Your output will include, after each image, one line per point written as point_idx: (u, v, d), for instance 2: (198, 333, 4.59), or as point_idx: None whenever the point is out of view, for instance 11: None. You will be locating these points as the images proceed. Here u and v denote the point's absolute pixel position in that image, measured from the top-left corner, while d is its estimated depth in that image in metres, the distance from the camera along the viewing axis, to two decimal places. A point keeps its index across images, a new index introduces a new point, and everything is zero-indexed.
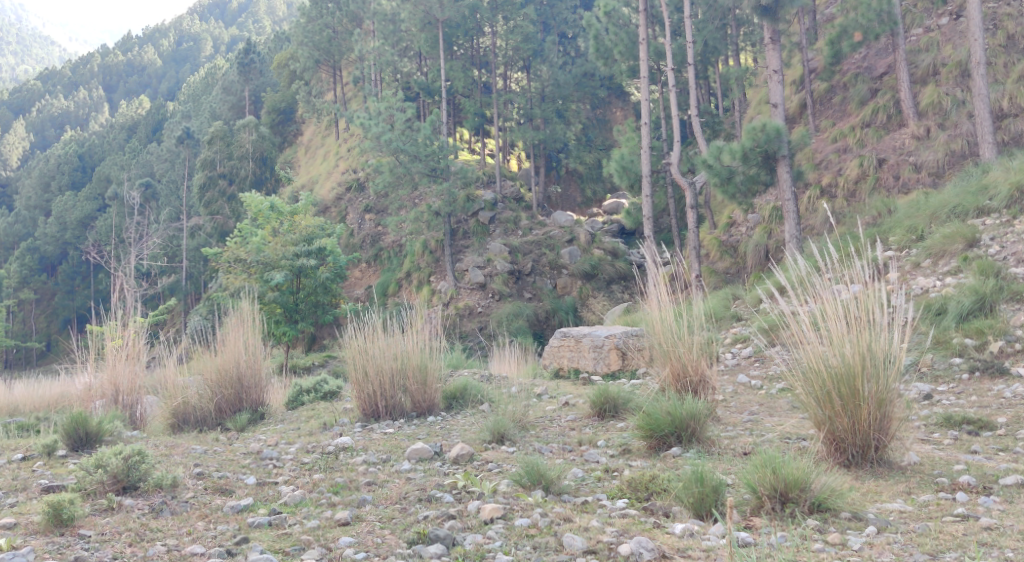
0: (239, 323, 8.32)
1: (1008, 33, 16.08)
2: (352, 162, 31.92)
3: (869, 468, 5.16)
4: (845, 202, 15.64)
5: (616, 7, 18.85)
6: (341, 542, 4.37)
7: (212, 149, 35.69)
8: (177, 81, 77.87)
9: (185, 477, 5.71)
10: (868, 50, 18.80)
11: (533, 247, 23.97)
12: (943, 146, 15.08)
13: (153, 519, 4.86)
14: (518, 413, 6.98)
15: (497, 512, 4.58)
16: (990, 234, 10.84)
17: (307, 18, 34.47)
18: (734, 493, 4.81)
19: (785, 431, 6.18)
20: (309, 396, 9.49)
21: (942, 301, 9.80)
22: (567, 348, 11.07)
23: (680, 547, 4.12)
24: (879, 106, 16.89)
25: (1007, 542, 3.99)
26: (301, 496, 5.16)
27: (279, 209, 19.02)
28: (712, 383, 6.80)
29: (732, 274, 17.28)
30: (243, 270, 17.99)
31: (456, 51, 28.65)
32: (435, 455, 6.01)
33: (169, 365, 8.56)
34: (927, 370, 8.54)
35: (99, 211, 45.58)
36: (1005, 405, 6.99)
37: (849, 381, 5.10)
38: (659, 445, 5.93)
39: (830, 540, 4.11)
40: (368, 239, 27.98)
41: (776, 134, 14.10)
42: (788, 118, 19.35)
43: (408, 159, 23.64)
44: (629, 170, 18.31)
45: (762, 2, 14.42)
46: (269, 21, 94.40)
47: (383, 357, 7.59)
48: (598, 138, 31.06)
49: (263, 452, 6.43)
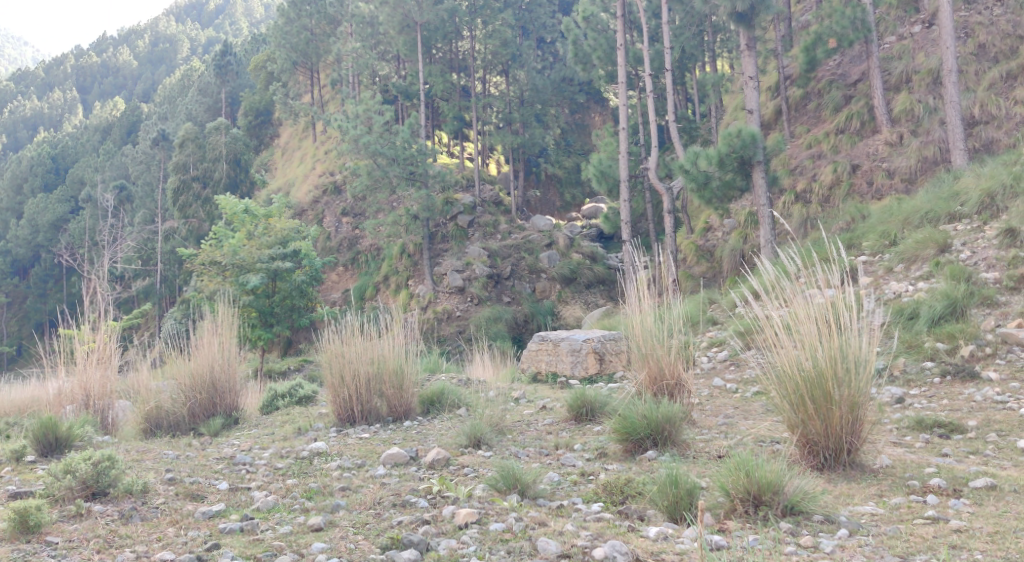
0: (215, 327, 8.26)
1: (979, 42, 16.33)
2: (330, 164, 31.78)
3: (841, 471, 5.22)
4: (819, 208, 15.81)
5: (595, 12, 18.95)
6: (315, 547, 4.33)
7: (185, 152, 35.51)
8: (152, 82, 77.00)
9: (156, 483, 5.63)
10: (842, 57, 19.03)
11: (512, 251, 24.03)
12: (916, 152, 15.29)
13: (124, 526, 4.80)
14: (495, 417, 6.96)
15: (471, 516, 4.57)
16: (962, 240, 10.97)
17: (283, 19, 33.97)
18: (709, 496, 4.82)
19: (760, 435, 6.24)
20: (284, 400, 9.41)
21: (914, 306, 9.89)
22: (545, 352, 11.07)
23: (653, 550, 4.13)
24: (853, 113, 17.01)
25: (976, 545, 4.03)
26: (275, 501, 5.12)
27: (254, 212, 18.91)
28: (687, 387, 6.83)
29: (708, 278, 17.41)
30: (217, 273, 17.79)
31: (434, 55, 28.48)
32: (411, 460, 5.98)
33: (142, 370, 8.47)
34: (899, 374, 8.61)
35: (72, 212, 45.09)
36: (976, 409, 7.08)
37: (821, 385, 5.14)
38: (634, 449, 5.95)
39: (803, 542, 4.14)
40: (345, 242, 27.89)
41: (751, 140, 14.24)
42: (763, 124, 19.51)
43: (386, 162, 23.58)
44: (608, 175, 18.33)
45: (737, 8, 14.50)
46: (244, 22, 93.95)
47: (359, 360, 7.55)
48: (577, 143, 31.17)
49: (236, 458, 6.37)
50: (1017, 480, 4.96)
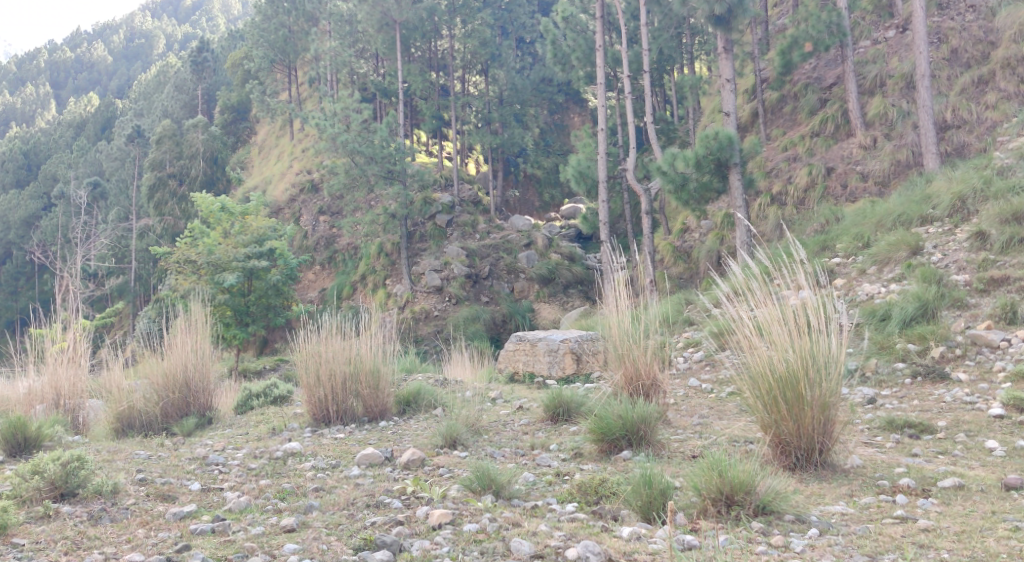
0: (188, 327, 8.19)
1: (952, 47, 16.53)
2: (308, 162, 31.61)
3: (813, 471, 5.27)
4: (794, 210, 15.97)
5: (574, 13, 18.99)
6: (287, 548, 4.31)
7: (161, 150, 35.20)
8: (127, 77, 75.85)
9: (127, 483, 5.56)
10: (818, 61, 19.15)
11: (490, 250, 24.04)
12: (890, 155, 15.46)
13: (92, 527, 4.75)
14: (472, 417, 6.95)
15: (445, 517, 4.56)
16: (933, 242, 11.12)
17: (262, 16, 34.05)
18: (682, 496, 4.85)
19: (734, 435, 6.28)
20: (259, 400, 9.33)
21: (886, 307, 9.96)
22: (522, 353, 11.07)
23: (626, 550, 4.15)
24: (828, 116, 17.17)
25: (943, 544, 4.09)
26: (247, 501, 5.08)
27: (230, 209, 18.59)
28: (663, 387, 6.87)
29: (685, 279, 17.52)
30: (192, 272, 17.65)
31: (414, 53, 28.35)
32: (386, 460, 5.97)
33: (114, 369, 8.37)
34: (871, 375, 8.68)
35: (44, 210, 44.47)
36: (945, 410, 7.19)
37: (793, 386, 5.18)
38: (610, 449, 5.97)
39: (774, 542, 4.18)
40: (322, 240, 27.70)
41: (728, 142, 14.36)
42: (740, 126, 19.65)
43: (364, 161, 23.47)
44: (586, 176, 18.38)
45: (715, 12, 14.59)
46: (222, 19, 93.22)
47: (335, 360, 7.51)
48: (556, 143, 31.19)
49: (209, 458, 6.31)
50: (985, 479, 5.03)
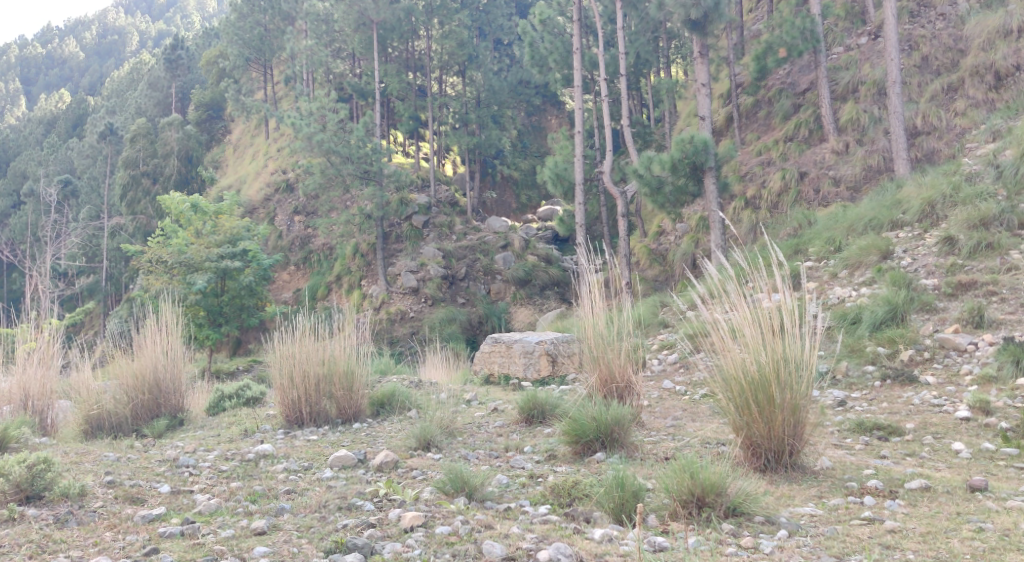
0: (158, 327, 8.10)
1: (923, 54, 16.78)
2: (282, 162, 31.39)
3: (784, 472, 5.32)
4: (768, 214, 16.13)
5: (551, 15, 19.00)
6: (256, 551, 4.28)
7: (135, 148, 34.84)
8: (99, 74, 74.77)
9: (94, 486, 5.48)
10: (792, 66, 19.29)
11: (467, 252, 24.03)
12: (861, 161, 15.66)
13: (58, 530, 4.69)
14: (446, 419, 6.93)
15: (417, 520, 4.54)
16: (903, 247, 11.29)
17: (237, 14, 33.74)
18: (654, 498, 4.87)
19: (707, 437, 6.32)
20: (231, 401, 9.25)
21: (857, 311, 10.09)
22: (498, 354, 11.06)
23: (597, 553, 4.17)
24: (801, 122, 17.38)
25: (908, 545, 4.15)
26: (217, 505, 5.03)
27: (203, 208, 18.46)
28: (637, 389, 6.92)
29: (661, 282, 17.62)
30: (164, 272, 17.49)
31: (391, 53, 28.23)
32: (359, 463, 5.94)
33: (84, 370, 8.26)
34: (841, 378, 8.78)
35: (13, 207, 43.81)
36: (913, 412, 7.28)
37: (765, 389, 5.22)
38: (583, 451, 6.00)
39: (743, 543, 4.22)
40: (297, 240, 27.53)
41: (703, 147, 14.34)
42: (715, 130, 19.80)
43: (340, 161, 23.36)
44: (563, 178, 18.47)
45: (691, 16, 14.70)
46: (197, 16, 92.44)
47: (309, 361, 7.46)
48: (533, 145, 31.26)
49: (179, 460, 6.24)
50: (951, 481, 5.12)
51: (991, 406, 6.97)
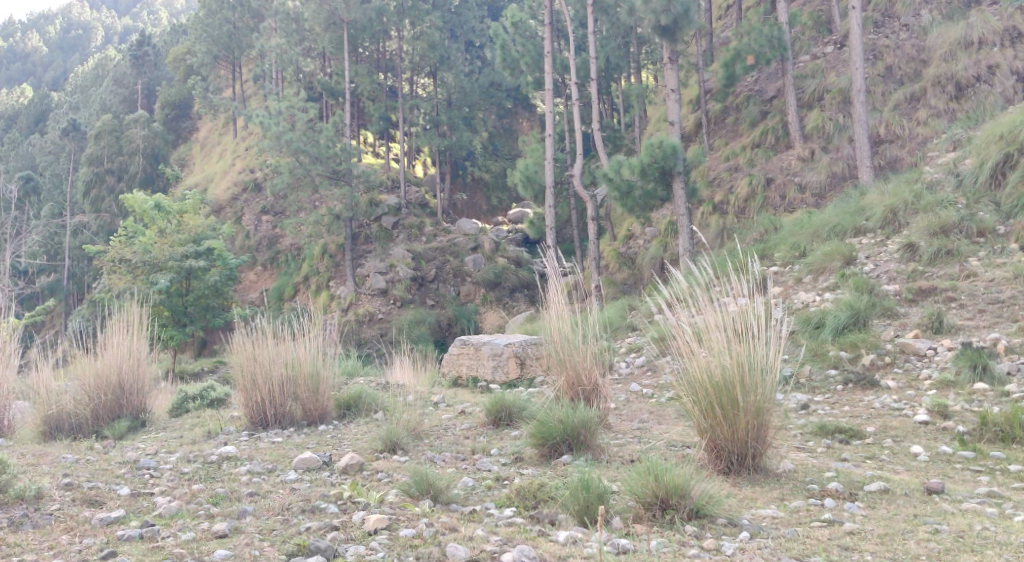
0: (123, 326, 7.98)
1: (887, 64, 17.07)
2: (250, 161, 31.11)
3: (746, 475, 5.37)
4: (735, 219, 16.32)
5: (523, 18, 19.04)
6: (216, 554, 4.24)
7: (99, 145, 34.27)
8: (63, 69, 73.43)
9: (50, 488, 5.38)
10: (759, 73, 19.54)
11: (437, 253, 23.94)
12: (826, 168, 15.86)
13: (12, 534, 4.60)
14: (412, 422, 6.91)
15: (381, 522, 4.52)
16: (865, 253, 11.48)
17: (205, 11, 33.32)
18: (618, 500, 4.91)
19: (672, 440, 6.36)
20: (194, 403, 9.13)
21: (820, 315, 10.19)
22: (465, 356, 11.06)
23: (560, 555, 4.18)
24: (768, 128, 17.58)
25: (866, 546, 4.21)
26: (178, 507, 4.96)
27: (167, 208, 18.27)
28: (604, 391, 6.96)
29: (630, 285, 17.71)
30: (127, 272, 17.24)
31: (361, 53, 28.08)
32: (323, 465, 5.91)
33: (44, 369, 8.11)
34: (805, 381, 8.90)
35: None
36: (874, 415, 7.41)
37: (728, 391, 5.27)
38: (550, 453, 6.01)
39: (705, 545, 4.27)
40: (264, 240, 27.35)
41: (671, 151, 14.49)
42: (684, 136, 20.01)
43: (309, 161, 23.15)
44: (533, 181, 18.50)
45: (660, 23, 14.81)
46: (165, 13, 91.32)
47: (274, 362, 7.39)
48: (504, 147, 31.33)
49: (140, 461, 6.16)
50: (909, 483, 5.22)
51: (948, 410, 7.12)
